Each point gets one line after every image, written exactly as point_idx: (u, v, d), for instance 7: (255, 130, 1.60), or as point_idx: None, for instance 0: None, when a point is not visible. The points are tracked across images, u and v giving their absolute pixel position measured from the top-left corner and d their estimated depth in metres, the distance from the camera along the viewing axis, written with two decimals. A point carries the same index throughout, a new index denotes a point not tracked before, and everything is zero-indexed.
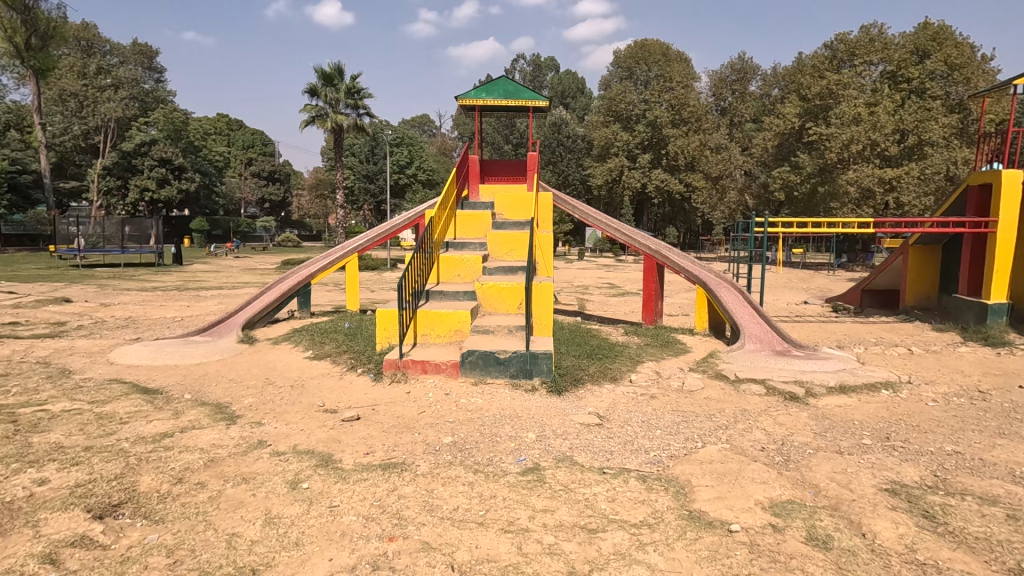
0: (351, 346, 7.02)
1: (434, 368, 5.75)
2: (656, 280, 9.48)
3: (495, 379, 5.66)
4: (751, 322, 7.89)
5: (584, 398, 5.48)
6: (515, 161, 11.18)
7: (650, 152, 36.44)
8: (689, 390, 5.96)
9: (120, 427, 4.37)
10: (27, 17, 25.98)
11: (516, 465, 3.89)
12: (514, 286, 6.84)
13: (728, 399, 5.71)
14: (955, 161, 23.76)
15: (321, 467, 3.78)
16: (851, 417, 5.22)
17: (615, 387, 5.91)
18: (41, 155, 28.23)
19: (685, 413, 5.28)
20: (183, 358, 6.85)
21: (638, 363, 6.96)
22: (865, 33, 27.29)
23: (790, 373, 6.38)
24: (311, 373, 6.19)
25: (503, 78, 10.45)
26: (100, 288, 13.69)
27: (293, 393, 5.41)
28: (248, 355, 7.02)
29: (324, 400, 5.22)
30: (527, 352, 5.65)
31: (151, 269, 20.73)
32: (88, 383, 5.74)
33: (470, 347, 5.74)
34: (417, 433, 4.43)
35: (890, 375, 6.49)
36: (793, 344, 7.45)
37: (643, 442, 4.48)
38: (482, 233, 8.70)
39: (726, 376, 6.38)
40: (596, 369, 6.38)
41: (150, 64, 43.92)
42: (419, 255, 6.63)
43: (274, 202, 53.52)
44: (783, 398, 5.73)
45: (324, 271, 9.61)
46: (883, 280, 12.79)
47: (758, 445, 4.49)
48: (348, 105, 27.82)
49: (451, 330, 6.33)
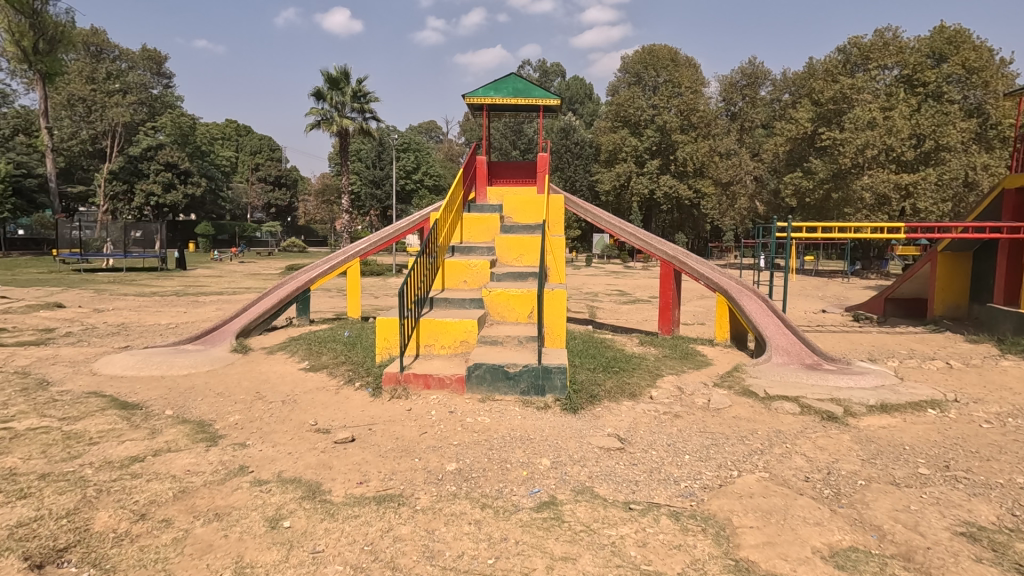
0: (350, 356, 6.58)
1: (438, 384, 5.27)
2: (674, 287, 8.98)
3: (504, 395, 5.19)
4: (778, 333, 7.38)
5: (602, 417, 5.00)
6: (524, 163, 10.75)
7: (658, 158, 36.05)
8: (715, 407, 5.46)
9: (88, 448, 3.94)
10: (35, 21, 25.93)
11: (529, 499, 3.42)
12: (524, 293, 6.37)
13: (759, 419, 5.19)
14: (973, 166, 23.13)
15: (307, 500, 3.31)
16: (899, 441, 4.71)
17: (635, 404, 5.43)
18: (47, 159, 28.09)
19: (714, 435, 4.79)
20: (170, 369, 6.40)
21: (658, 377, 6.46)
22: (879, 37, 26.79)
23: (825, 390, 5.86)
24: (306, 386, 5.73)
25: (513, 75, 10.01)
26: (97, 293, 13.33)
27: (283, 410, 4.94)
28: (240, 366, 6.57)
29: (317, 418, 4.76)
30: (539, 366, 5.17)
31: (154, 274, 20.42)
32: (64, 396, 5.30)
33: (476, 359, 5.29)
34: (416, 457, 3.96)
35: (934, 392, 5.96)
36: (825, 357, 6.93)
37: (671, 470, 4.00)
38: (489, 236, 8.26)
39: (755, 393, 5.84)
40: (613, 384, 5.88)
41: (158, 69, 44.28)
42: (423, 259, 6.17)
43: (280, 207, 53.43)
44: (820, 418, 5.23)
45: (324, 276, 9.17)
46: (907, 288, 12.26)
47: (801, 475, 3.98)
48: (354, 108, 27.57)
49: (456, 340, 5.87)
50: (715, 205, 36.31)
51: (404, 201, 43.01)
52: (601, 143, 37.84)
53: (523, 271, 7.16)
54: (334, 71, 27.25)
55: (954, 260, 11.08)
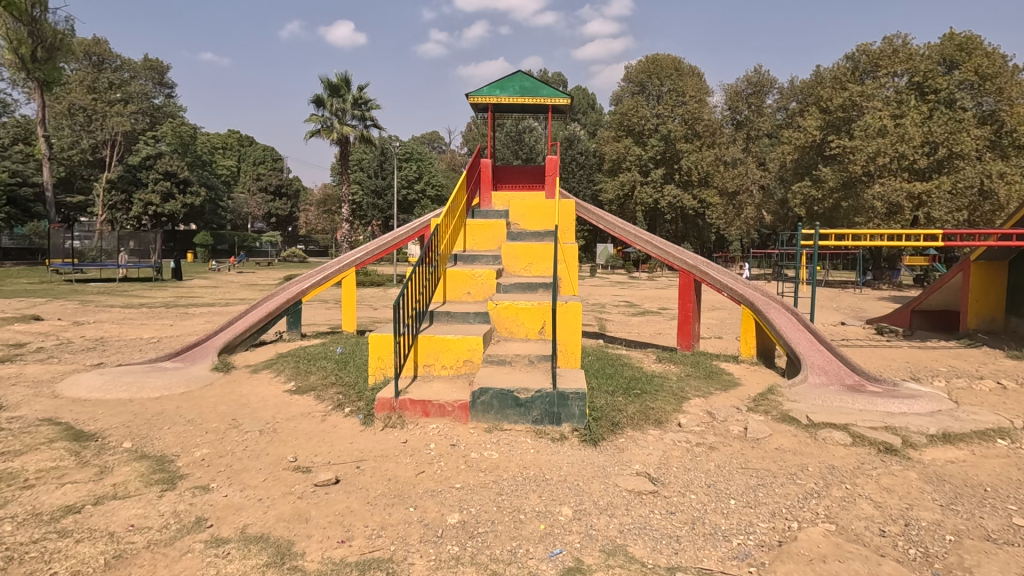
0: (341, 377, 5.91)
1: (438, 411, 4.62)
2: (694, 299, 8.30)
3: (514, 425, 4.54)
4: (813, 351, 6.71)
5: (627, 451, 4.34)
6: (531, 168, 10.17)
7: (662, 167, 35.42)
8: (754, 437, 4.77)
9: (17, 495, 3.29)
10: (34, 28, 25.53)
11: (549, 565, 2.76)
12: (535, 306, 5.75)
13: (807, 452, 4.50)
14: (989, 174, 22.11)
15: (272, 569, 2.64)
16: (977, 480, 4.02)
17: (662, 434, 4.76)
18: (44, 169, 27.69)
19: (760, 472, 4.11)
20: (140, 392, 5.70)
21: (683, 400, 5.77)
22: (889, 44, 26.31)
23: (876, 417, 5.17)
24: (289, 413, 5.06)
25: (520, 74, 9.44)
26: (83, 304, 12.75)
27: (261, 443, 4.28)
28: (219, 388, 5.90)
29: (297, 452, 4.11)
30: (554, 392, 4.50)
31: (148, 285, 19.84)
32: (12, 425, 4.64)
33: (482, 384, 4.62)
34: (411, 505, 3.30)
35: (998, 418, 5.28)
36: (867, 377, 6.25)
37: (717, 521, 3.32)
38: (494, 244, 7.63)
39: (796, 420, 5.17)
40: (636, 409, 5.22)
41: (161, 79, 44.55)
42: (423, 268, 5.54)
43: (280, 216, 53.00)
44: (877, 450, 4.55)
45: (317, 287, 8.55)
46: (935, 299, 11.58)
47: (873, 528, 3.30)
48: (355, 116, 27.14)
49: (460, 359, 5.22)
50: (720, 215, 35.78)
51: (405, 211, 42.61)
52: (604, 152, 37.39)
53: (533, 281, 6.54)
54: (335, 78, 26.83)
55: (988, 270, 10.44)
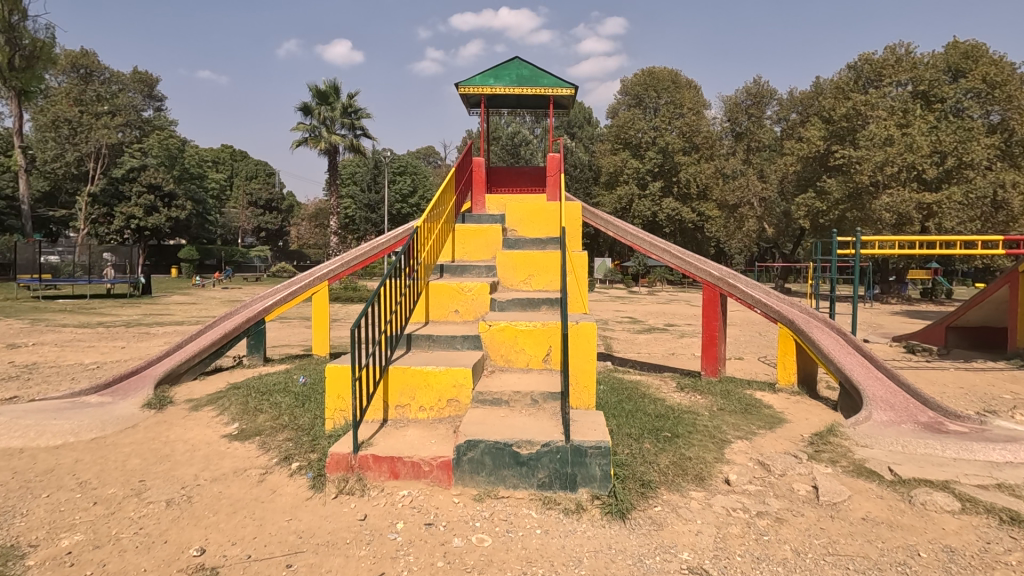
0: (296, 418, 4.74)
1: (412, 472, 3.43)
2: (720, 317, 7.11)
3: (513, 490, 3.38)
4: (872, 381, 5.54)
5: (665, 528, 3.15)
6: (529, 169, 9.12)
7: (661, 180, 34.38)
8: (830, 501, 3.60)
9: None
10: (11, 35, 24.40)
11: None
12: (537, 328, 4.60)
13: (907, 526, 3.34)
14: (1001, 184, 21.19)
15: None
16: None
17: (709, 497, 3.60)
18: (20, 182, 26.43)
19: (858, 564, 2.91)
20: (37, 439, 4.49)
21: (724, 445, 4.59)
22: (891, 53, 25.60)
23: (980, 471, 4.02)
24: (218, 469, 3.86)
25: (517, 61, 8.39)
26: (33, 324, 11.52)
27: (160, 525, 3.06)
28: (144, 431, 4.72)
29: (207, 538, 2.91)
30: (567, 447, 3.34)
31: (121, 302, 18.60)
32: None
33: (470, 435, 3.44)
34: None
35: None
36: (943, 413, 5.09)
37: None
38: (487, 254, 6.52)
39: (877, 474, 4.01)
40: (671, 461, 4.06)
41: (150, 92, 43.86)
42: (399, 278, 4.41)
43: (270, 230, 51.74)
44: (1000, 520, 3.38)
45: (281, 305, 7.37)
46: (973, 316, 10.54)
47: None
48: (344, 124, 26.11)
49: (442, 398, 4.05)
50: (720, 228, 34.75)
51: None
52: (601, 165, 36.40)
53: (534, 296, 5.41)
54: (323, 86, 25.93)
55: None
